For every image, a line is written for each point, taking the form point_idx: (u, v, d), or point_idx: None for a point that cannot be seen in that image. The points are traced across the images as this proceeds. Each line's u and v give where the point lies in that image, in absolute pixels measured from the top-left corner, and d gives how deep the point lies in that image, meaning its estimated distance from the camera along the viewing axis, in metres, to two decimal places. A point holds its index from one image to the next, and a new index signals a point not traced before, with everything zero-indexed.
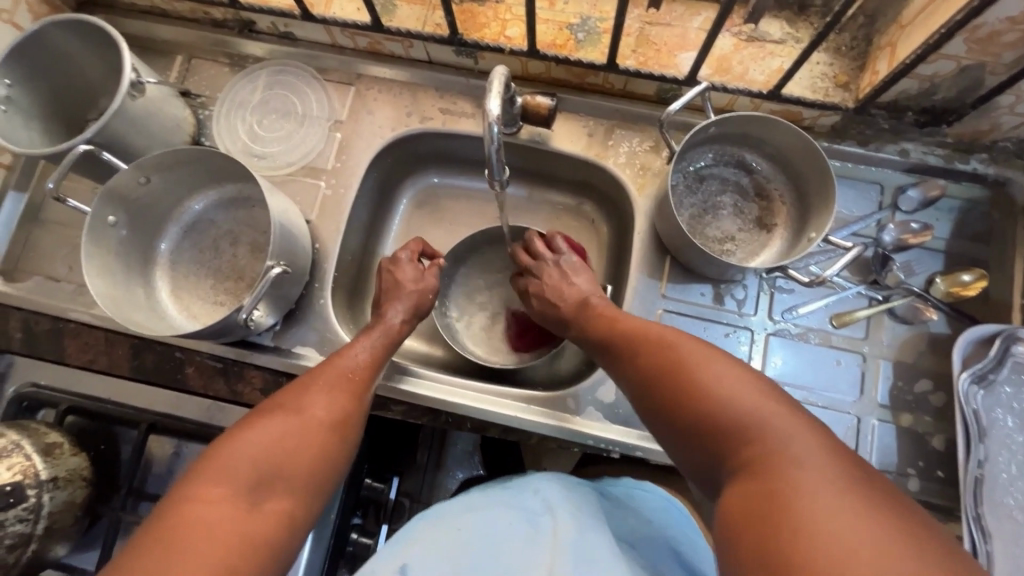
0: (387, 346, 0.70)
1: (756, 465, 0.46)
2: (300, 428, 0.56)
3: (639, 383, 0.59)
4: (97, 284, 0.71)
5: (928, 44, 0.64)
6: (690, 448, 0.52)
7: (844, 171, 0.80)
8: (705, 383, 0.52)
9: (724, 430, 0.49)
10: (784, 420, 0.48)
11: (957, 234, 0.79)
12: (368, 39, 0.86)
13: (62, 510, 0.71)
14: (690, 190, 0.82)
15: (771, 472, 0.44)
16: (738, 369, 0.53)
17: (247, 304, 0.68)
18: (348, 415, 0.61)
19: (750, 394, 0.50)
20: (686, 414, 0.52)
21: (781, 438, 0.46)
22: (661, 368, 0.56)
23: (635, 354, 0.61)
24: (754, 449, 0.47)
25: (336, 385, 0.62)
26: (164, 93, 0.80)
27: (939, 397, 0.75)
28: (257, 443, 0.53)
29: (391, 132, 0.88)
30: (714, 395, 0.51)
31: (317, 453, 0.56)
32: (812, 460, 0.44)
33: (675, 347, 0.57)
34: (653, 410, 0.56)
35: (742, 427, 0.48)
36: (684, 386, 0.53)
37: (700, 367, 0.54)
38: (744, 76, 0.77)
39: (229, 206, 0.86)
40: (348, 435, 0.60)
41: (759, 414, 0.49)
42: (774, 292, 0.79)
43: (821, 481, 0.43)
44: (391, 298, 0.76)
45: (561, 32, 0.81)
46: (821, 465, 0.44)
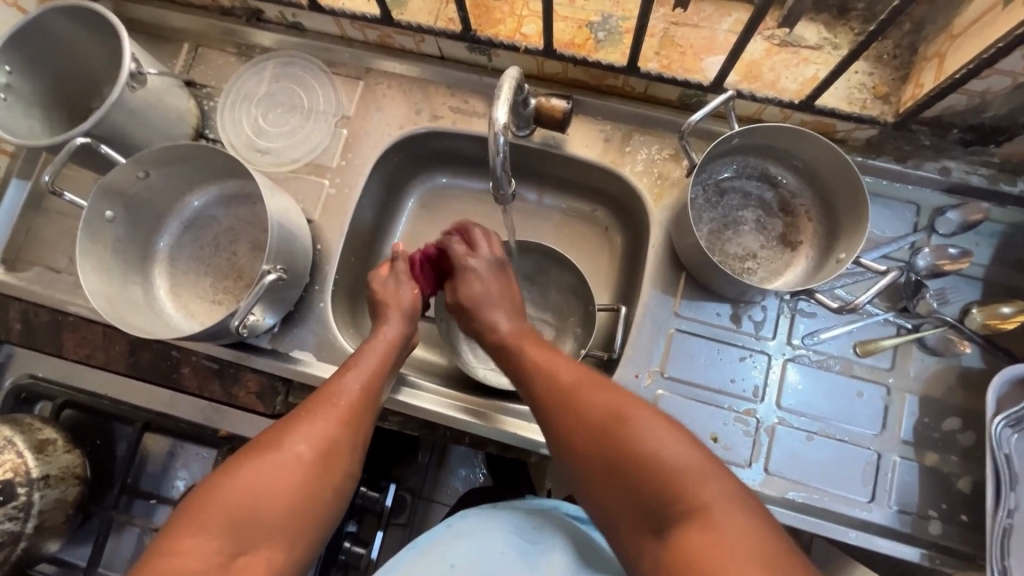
0: (383, 363, 0.67)
1: (691, 521, 0.51)
2: (280, 469, 0.55)
3: (568, 433, 0.59)
4: (92, 281, 0.69)
5: (982, 59, 0.58)
6: (620, 501, 0.55)
7: (878, 189, 0.75)
8: (641, 437, 0.55)
9: (659, 487, 0.53)
10: (710, 477, 0.53)
11: (998, 261, 0.73)
12: (378, 32, 0.83)
13: (53, 507, 0.70)
14: (710, 204, 0.77)
15: (705, 528, 0.50)
16: (665, 422, 0.57)
17: (241, 310, 0.66)
18: (333, 447, 0.59)
19: (681, 447, 0.55)
20: (623, 471, 0.55)
21: (711, 490, 0.52)
22: (593, 420, 0.58)
23: (564, 404, 0.60)
24: (688, 505, 0.52)
25: (322, 416, 0.59)
26: (166, 83, 0.78)
27: (967, 436, 0.71)
28: (236, 489, 0.53)
29: (399, 130, 0.85)
30: (653, 450, 0.54)
31: (300, 492, 0.55)
32: (733, 516, 0.50)
33: (602, 396, 0.59)
34: (584, 459, 0.58)
35: (674, 486, 0.52)
36: (618, 446, 0.55)
37: (637, 426, 0.56)
38: (775, 84, 0.72)
39: (231, 202, 0.83)
40: (336, 467, 0.58)
41: (691, 468, 0.53)
42: (795, 315, 0.74)
43: (742, 533, 0.49)
44: (378, 315, 0.72)
45: (580, 30, 0.76)
46: (742, 516, 0.51)
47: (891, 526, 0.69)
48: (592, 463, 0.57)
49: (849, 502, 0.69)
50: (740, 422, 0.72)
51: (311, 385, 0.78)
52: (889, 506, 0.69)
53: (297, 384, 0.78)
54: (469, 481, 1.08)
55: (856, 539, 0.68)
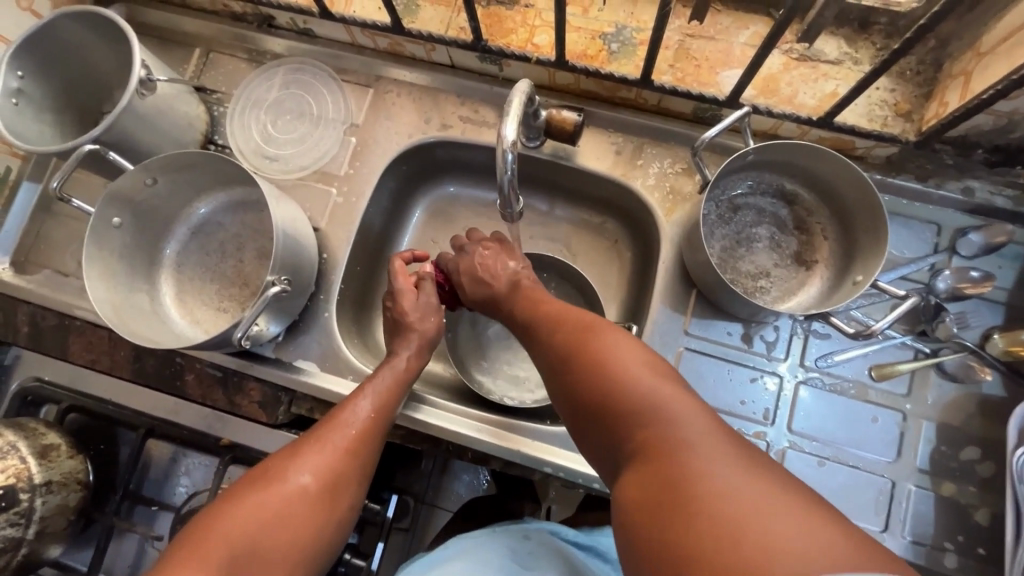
0: (394, 389, 0.67)
1: (649, 453, 0.45)
2: (285, 499, 0.55)
3: (550, 369, 0.56)
4: (97, 289, 0.69)
5: (1011, 80, 0.56)
6: (595, 440, 0.51)
7: (898, 208, 0.73)
8: (606, 364, 0.50)
9: (622, 417, 0.48)
10: (682, 404, 0.46)
11: (1021, 285, 0.71)
12: (388, 40, 0.82)
13: (55, 513, 0.70)
14: (723, 220, 0.75)
15: (661, 460, 0.43)
16: (642, 354, 0.51)
17: (244, 321, 0.66)
18: (340, 478, 0.59)
19: (652, 377, 0.48)
20: (587, 393, 0.51)
21: (675, 420, 0.45)
22: (567, 352, 0.54)
23: (548, 342, 0.58)
24: (648, 436, 0.45)
25: (329, 445, 0.60)
26: (176, 89, 0.77)
27: (987, 467, 0.68)
28: (241, 521, 0.53)
29: (408, 139, 0.84)
30: (617, 377, 0.49)
31: (305, 525, 0.56)
32: (699, 446, 0.43)
33: (580, 328, 0.56)
34: (559, 379, 0.54)
35: (636, 416, 0.47)
36: (586, 360, 0.52)
37: (608, 345, 0.52)
38: (793, 99, 0.70)
39: (238, 209, 0.83)
40: (341, 498, 0.59)
41: (658, 396, 0.47)
42: (809, 337, 0.73)
43: (704, 464, 0.42)
44: (398, 336, 0.72)
45: (593, 41, 0.75)
46: (711, 448, 0.43)
47: (904, 557, 0.67)
48: (565, 384, 0.53)
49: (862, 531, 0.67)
50: None
51: (314, 396, 0.77)
52: (903, 536, 0.67)
53: (301, 394, 0.78)
54: (473, 486, 1.07)
55: None
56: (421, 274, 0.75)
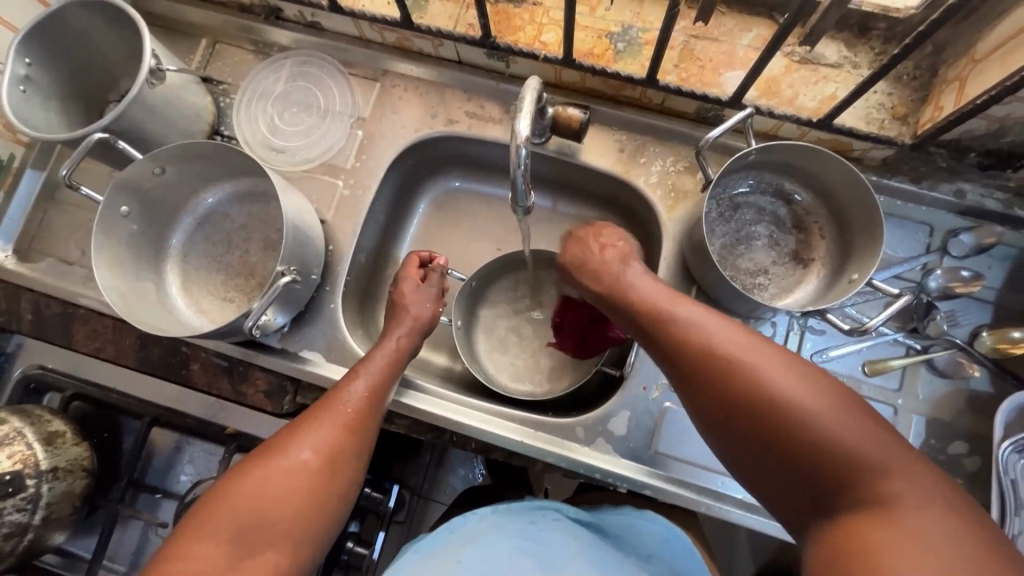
0: (388, 370, 0.68)
1: (867, 508, 0.42)
2: (286, 475, 0.56)
3: (715, 400, 0.50)
4: (105, 277, 0.69)
5: (1004, 86, 0.58)
6: (776, 480, 0.47)
7: (892, 209, 0.75)
8: (800, 405, 0.45)
9: (828, 469, 0.44)
10: (888, 452, 0.43)
11: (1009, 285, 0.73)
12: (396, 34, 0.83)
13: (60, 499, 0.71)
14: (723, 218, 0.77)
15: (885, 517, 0.41)
16: (846, 395, 0.46)
17: (254, 312, 0.66)
18: (341, 454, 0.60)
19: (859, 424, 0.44)
20: (773, 435, 0.46)
21: (891, 475, 0.42)
22: (744, 386, 0.48)
23: (708, 368, 0.50)
24: (866, 493, 0.43)
25: (327, 422, 0.61)
26: (185, 80, 0.78)
27: (973, 460, 0.71)
28: (246, 496, 0.53)
29: (414, 133, 0.85)
30: (816, 422, 0.44)
31: (307, 500, 0.56)
32: (923, 510, 0.41)
33: (751, 355, 0.49)
34: (729, 416, 0.49)
35: (847, 470, 0.43)
36: (768, 400, 0.46)
37: (792, 383, 0.47)
38: (793, 101, 0.72)
39: (244, 200, 0.84)
40: (343, 474, 0.60)
41: (873, 451, 0.43)
42: (805, 332, 0.75)
43: (933, 531, 0.39)
44: (394, 320, 0.74)
45: (599, 40, 0.76)
46: (933, 511, 0.41)
47: None
48: (740, 420, 0.48)
49: None
50: None
51: (319, 386, 0.78)
52: None
53: (306, 384, 0.79)
54: (468, 480, 1.09)
55: None
56: (430, 267, 0.78)
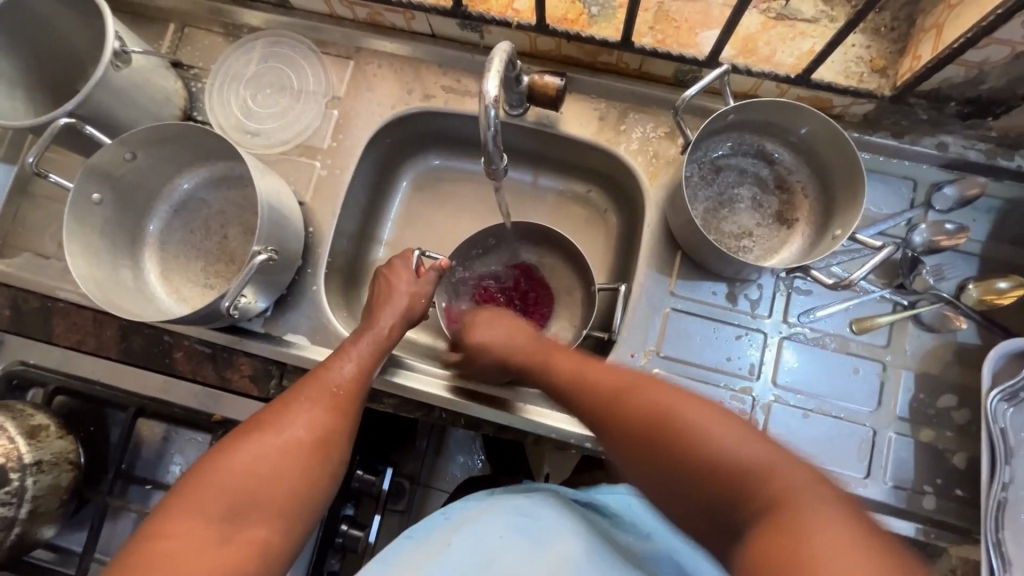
0: (377, 351, 0.68)
1: (773, 522, 0.41)
2: (277, 453, 0.56)
3: (616, 441, 0.52)
4: (80, 265, 0.68)
5: (980, 27, 0.57)
6: (683, 505, 0.47)
7: (875, 166, 0.74)
8: (692, 428, 0.47)
9: (722, 485, 0.44)
10: (788, 467, 0.43)
11: (995, 236, 0.73)
12: (367, 9, 0.81)
13: (47, 493, 0.70)
14: (704, 182, 0.76)
15: (792, 529, 0.39)
16: (729, 413, 0.48)
17: (231, 292, 0.65)
18: (332, 433, 0.60)
19: (748, 439, 0.45)
20: (673, 460, 0.47)
21: (794, 491, 0.42)
22: (634, 423, 0.51)
23: (606, 411, 0.54)
24: (761, 501, 0.42)
25: (317, 401, 0.61)
26: (152, 63, 0.76)
27: (963, 413, 0.71)
28: (236, 471, 0.53)
29: (391, 110, 0.83)
30: (699, 440, 0.46)
31: (298, 477, 0.56)
32: (812, 510, 0.40)
33: (633, 391, 0.53)
34: (636, 450, 0.50)
35: (743, 479, 0.44)
36: (670, 428, 0.48)
37: (686, 409, 0.49)
38: (771, 59, 0.71)
39: (220, 185, 0.83)
40: (335, 452, 0.59)
41: (764, 463, 0.44)
42: (791, 293, 0.74)
43: (830, 530, 0.38)
44: (382, 300, 0.73)
45: (573, 5, 0.75)
46: (824, 510, 0.40)
47: (886, 501, 0.69)
48: (645, 449, 0.49)
49: (846, 478, 0.70)
50: (736, 400, 0.72)
51: (305, 369, 0.78)
52: (885, 481, 0.69)
53: (291, 368, 0.78)
54: (467, 467, 1.10)
55: None
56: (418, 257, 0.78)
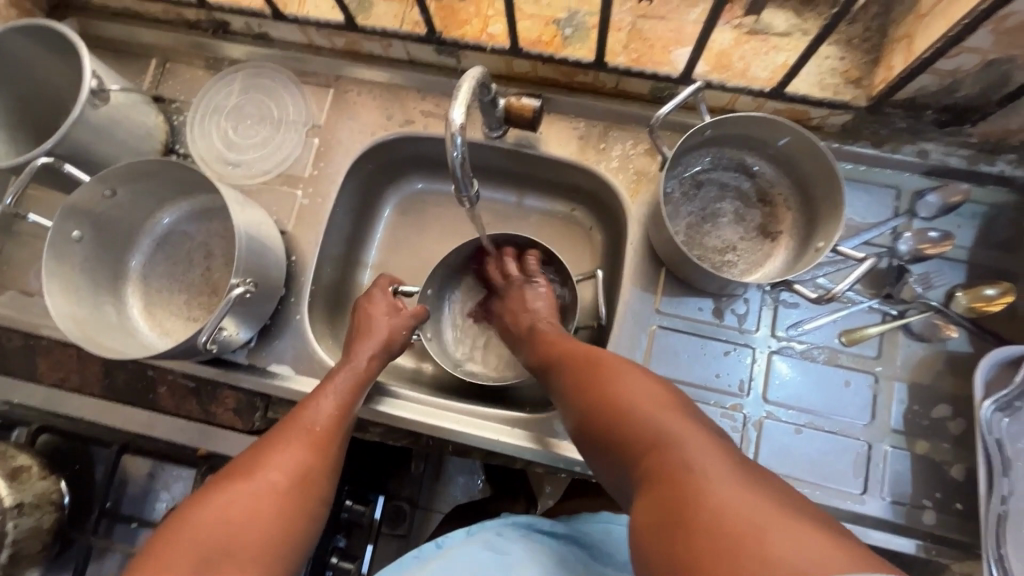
0: (355, 388, 0.67)
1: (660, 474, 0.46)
2: (252, 498, 0.54)
3: (572, 403, 0.58)
4: (59, 303, 0.67)
5: (949, 36, 0.57)
6: (612, 464, 0.52)
7: (857, 175, 0.74)
8: (616, 391, 0.54)
9: (637, 444, 0.49)
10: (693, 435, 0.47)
11: (981, 242, 0.72)
12: (344, 39, 0.82)
13: (29, 536, 0.69)
14: (686, 198, 0.76)
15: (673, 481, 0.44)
16: (655, 385, 0.53)
17: (208, 326, 0.64)
18: (311, 475, 0.58)
19: (665, 409, 0.50)
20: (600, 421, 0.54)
21: (690, 451, 0.46)
22: (587, 389, 0.56)
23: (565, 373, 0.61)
24: (660, 453, 0.47)
25: (293, 442, 0.59)
26: (132, 100, 0.77)
27: (958, 423, 0.69)
28: (209, 525, 0.51)
29: (371, 136, 0.84)
30: (629, 407, 0.51)
31: (274, 520, 0.54)
32: (710, 459, 0.45)
33: (592, 359, 0.59)
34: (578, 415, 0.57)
35: (653, 440, 0.48)
36: (601, 395, 0.54)
37: (619, 378, 0.55)
38: (746, 73, 0.71)
39: (203, 218, 0.83)
40: (313, 494, 0.58)
41: (671, 429, 0.48)
42: (778, 307, 0.73)
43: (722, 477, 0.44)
44: (359, 335, 0.72)
45: (547, 28, 0.76)
46: (722, 467, 0.45)
47: (885, 517, 0.67)
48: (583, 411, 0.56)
49: (843, 495, 0.68)
50: (727, 418, 0.71)
51: (292, 400, 0.77)
52: (883, 497, 0.68)
53: (276, 399, 0.78)
54: (468, 488, 1.08)
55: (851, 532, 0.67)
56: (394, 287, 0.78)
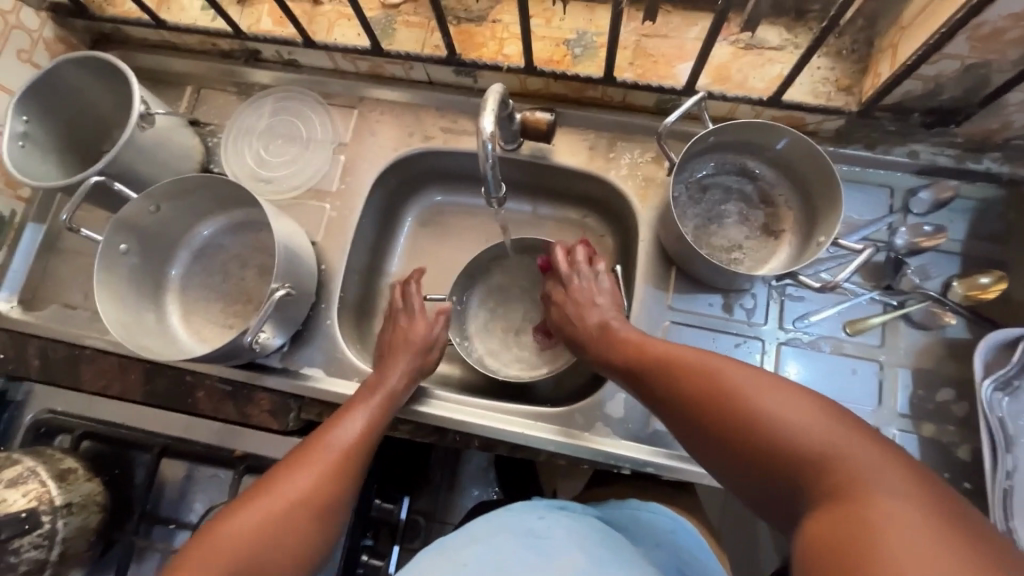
0: (384, 409, 0.70)
1: (839, 497, 0.43)
2: (277, 513, 0.58)
3: (698, 417, 0.54)
4: (109, 310, 0.72)
5: (929, 44, 0.62)
6: (762, 484, 0.49)
7: (851, 176, 0.79)
8: (756, 404, 0.50)
9: (797, 463, 0.47)
10: (857, 444, 0.45)
11: (974, 235, 0.77)
12: (369, 62, 0.88)
13: (76, 534, 0.72)
14: (693, 201, 0.81)
15: (854, 504, 0.41)
16: (792, 387, 0.50)
17: (252, 327, 0.69)
18: (333, 494, 0.62)
19: (813, 417, 0.48)
20: (743, 436, 0.50)
21: (861, 465, 0.44)
22: (718, 399, 0.53)
23: (677, 380, 0.58)
24: (829, 471, 0.44)
25: (319, 461, 0.63)
26: (174, 123, 0.82)
27: (962, 406, 0.73)
28: (238, 535, 0.56)
29: (394, 152, 0.89)
30: (777, 418, 0.48)
31: (295, 535, 0.58)
32: (894, 484, 0.42)
33: (718, 372, 0.54)
34: (706, 431, 0.53)
35: (817, 457, 0.45)
36: (736, 407, 0.51)
37: (750, 386, 0.52)
38: (744, 84, 0.77)
39: (237, 231, 0.88)
40: (332, 513, 0.62)
41: (831, 442, 0.46)
42: (785, 300, 0.77)
43: (916, 520, 0.39)
44: (394, 350, 0.76)
45: (557, 48, 0.82)
46: (897, 478, 0.42)
47: None
48: (716, 425, 0.52)
49: None
50: None
51: (324, 400, 0.81)
52: None
53: (309, 400, 0.81)
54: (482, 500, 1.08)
55: None
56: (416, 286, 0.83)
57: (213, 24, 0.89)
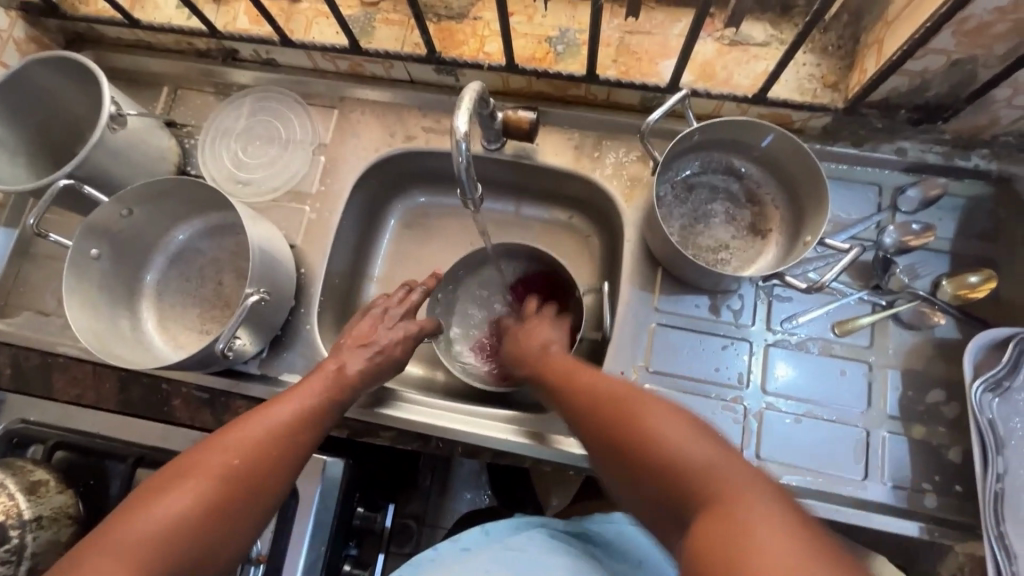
0: (320, 393, 0.64)
1: (713, 511, 0.45)
2: (177, 502, 0.53)
3: (599, 443, 0.55)
4: (78, 317, 0.70)
5: (915, 39, 0.61)
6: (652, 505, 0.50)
7: (839, 174, 0.78)
8: (648, 428, 0.52)
9: (678, 482, 0.48)
10: (731, 466, 0.48)
11: (963, 233, 0.76)
12: (348, 61, 0.86)
13: (45, 549, 0.69)
14: (678, 201, 0.79)
15: (728, 518, 0.43)
16: (680, 413, 0.53)
17: (224, 333, 0.67)
18: (246, 483, 0.56)
19: (696, 439, 0.50)
20: (635, 459, 0.51)
21: (734, 485, 0.46)
22: (615, 427, 0.54)
23: (582, 407, 0.59)
24: (709, 490, 0.46)
25: (231, 445, 0.57)
26: (147, 124, 0.80)
27: (952, 407, 0.71)
28: (130, 530, 0.50)
29: (375, 153, 0.87)
30: (663, 442, 0.50)
31: (198, 527, 0.52)
32: (763, 503, 0.44)
33: (621, 398, 0.56)
34: (603, 457, 0.54)
35: (696, 477, 0.47)
36: (632, 432, 0.52)
37: (646, 413, 0.53)
38: (729, 81, 0.76)
39: (215, 234, 0.86)
40: (244, 504, 0.55)
41: (708, 461, 0.48)
42: (772, 301, 0.76)
43: (781, 533, 0.41)
44: (342, 341, 0.71)
45: (539, 45, 0.80)
46: (767, 499, 0.45)
47: (888, 502, 0.69)
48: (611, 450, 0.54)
49: (843, 481, 0.70)
50: (728, 410, 0.73)
51: None
52: (884, 482, 0.70)
53: None
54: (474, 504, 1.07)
55: (855, 518, 0.68)
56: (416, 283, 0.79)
57: (189, 23, 0.87)
